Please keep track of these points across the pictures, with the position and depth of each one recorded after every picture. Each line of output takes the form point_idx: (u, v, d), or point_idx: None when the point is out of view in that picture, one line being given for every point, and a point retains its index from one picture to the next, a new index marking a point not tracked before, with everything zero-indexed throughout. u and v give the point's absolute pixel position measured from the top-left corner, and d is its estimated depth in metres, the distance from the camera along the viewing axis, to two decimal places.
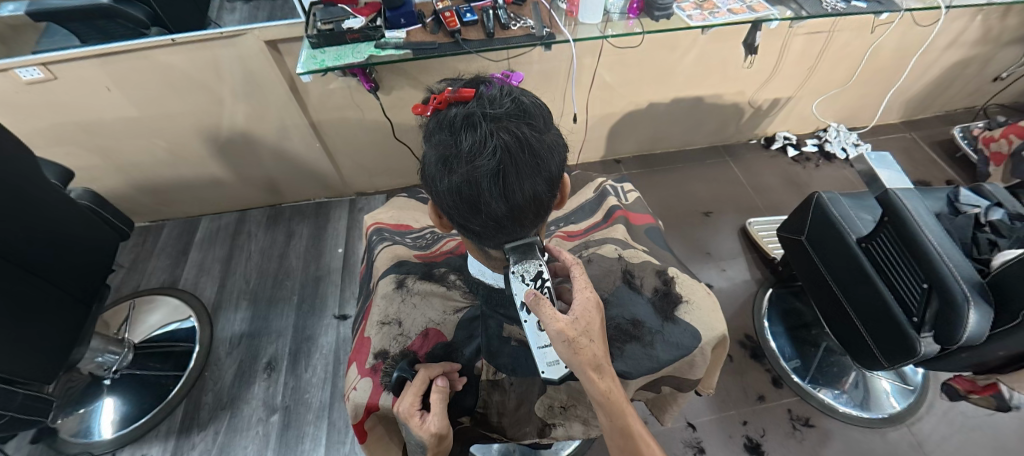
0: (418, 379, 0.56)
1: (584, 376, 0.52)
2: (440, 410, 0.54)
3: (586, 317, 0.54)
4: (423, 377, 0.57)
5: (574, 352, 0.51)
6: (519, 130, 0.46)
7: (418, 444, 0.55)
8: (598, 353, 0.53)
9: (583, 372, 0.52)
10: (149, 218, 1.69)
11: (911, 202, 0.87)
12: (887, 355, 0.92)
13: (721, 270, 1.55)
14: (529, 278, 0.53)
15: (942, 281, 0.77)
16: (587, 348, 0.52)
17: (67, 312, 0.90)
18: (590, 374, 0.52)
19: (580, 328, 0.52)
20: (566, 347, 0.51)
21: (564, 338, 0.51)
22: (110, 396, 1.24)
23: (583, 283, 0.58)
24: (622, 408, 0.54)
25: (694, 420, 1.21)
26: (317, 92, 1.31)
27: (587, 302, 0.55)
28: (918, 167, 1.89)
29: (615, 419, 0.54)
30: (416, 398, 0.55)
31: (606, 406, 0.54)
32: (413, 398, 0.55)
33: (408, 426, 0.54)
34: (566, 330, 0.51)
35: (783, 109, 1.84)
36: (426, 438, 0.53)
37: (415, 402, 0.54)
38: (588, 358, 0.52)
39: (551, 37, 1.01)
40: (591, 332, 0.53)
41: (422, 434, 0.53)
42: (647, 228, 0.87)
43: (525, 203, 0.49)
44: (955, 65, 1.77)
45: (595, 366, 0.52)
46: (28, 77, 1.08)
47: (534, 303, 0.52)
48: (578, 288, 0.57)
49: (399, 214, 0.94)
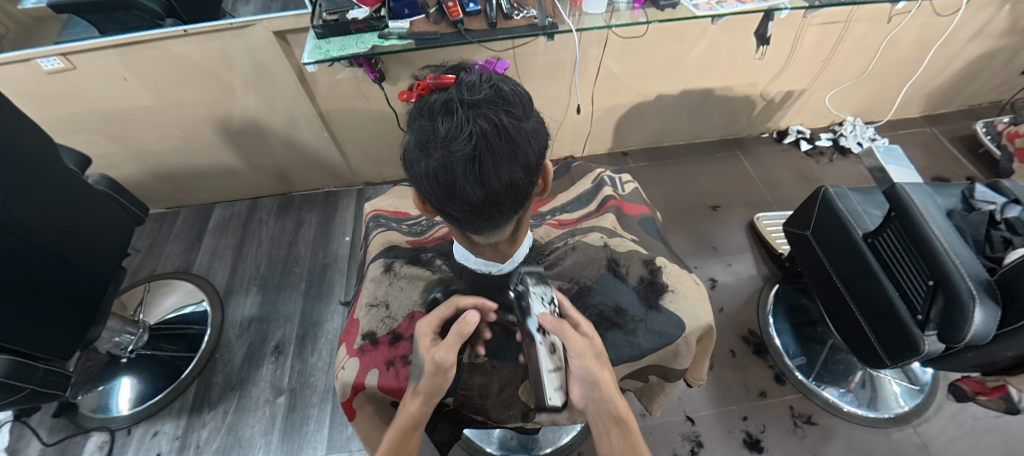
0: (440, 307, 0.57)
1: (584, 364, 0.54)
2: (450, 340, 0.51)
3: (592, 334, 0.58)
4: (450, 303, 0.57)
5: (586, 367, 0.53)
6: (497, 118, 0.46)
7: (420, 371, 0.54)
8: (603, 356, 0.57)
9: (588, 367, 0.54)
10: (165, 205, 1.74)
11: (919, 198, 0.85)
12: (891, 354, 0.90)
13: (727, 265, 1.53)
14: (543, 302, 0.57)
15: (948, 278, 0.75)
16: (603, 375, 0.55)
17: (82, 293, 0.94)
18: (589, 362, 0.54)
19: (595, 344, 0.56)
20: (589, 361, 0.54)
21: (588, 354, 0.54)
22: (126, 375, 1.29)
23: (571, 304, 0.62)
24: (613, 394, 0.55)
25: (693, 414, 1.21)
26: (325, 82, 1.33)
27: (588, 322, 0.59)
28: (937, 163, 1.83)
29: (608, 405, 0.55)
30: (433, 322, 0.56)
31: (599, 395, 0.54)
32: (430, 322, 0.56)
33: (420, 345, 0.55)
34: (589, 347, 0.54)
35: (797, 102, 1.79)
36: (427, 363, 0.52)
37: (430, 325, 0.55)
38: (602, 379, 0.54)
39: (554, 27, 1.00)
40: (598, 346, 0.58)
41: (426, 356, 0.53)
42: (640, 219, 0.87)
43: (501, 190, 0.49)
44: (980, 58, 1.70)
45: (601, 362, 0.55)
46: (50, 67, 1.13)
47: (556, 327, 0.54)
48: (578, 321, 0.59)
49: (398, 202, 0.95)
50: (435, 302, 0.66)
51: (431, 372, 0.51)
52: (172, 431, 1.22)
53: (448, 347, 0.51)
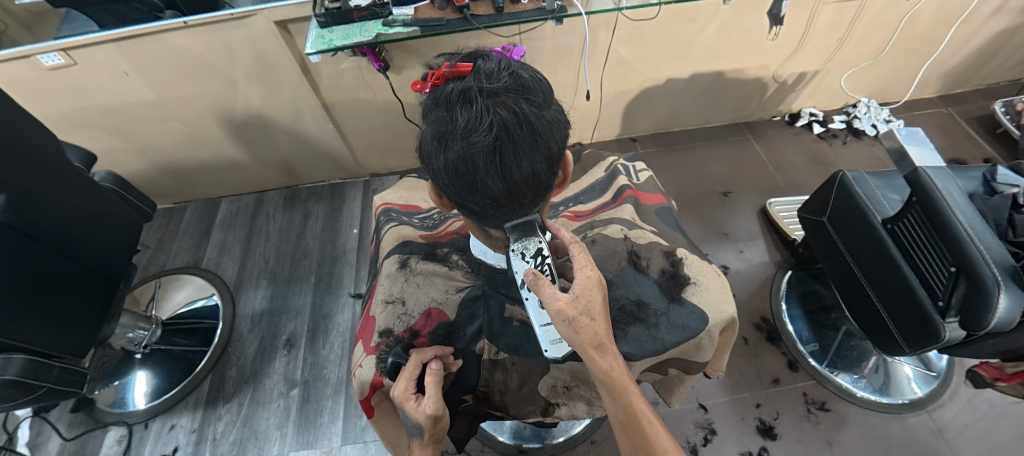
0: (410, 364, 0.57)
1: (585, 355, 0.53)
2: (435, 393, 0.56)
3: (587, 296, 0.53)
4: (416, 361, 0.57)
5: (574, 331, 0.52)
6: (518, 106, 0.45)
7: (415, 426, 0.57)
8: (599, 332, 0.53)
9: (584, 351, 0.52)
10: (172, 200, 1.74)
11: (942, 182, 0.82)
12: (909, 341, 0.89)
13: (739, 252, 1.51)
14: (529, 255, 0.54)
15: (971, 265, 0.73)
16: (588, 327, 0.52)
17: (94, 291, 0.94)
18: (591, 351, 0.52)
19: (581, 307, 0.52)
20: (566, 327, 0.51)
21: (563, 317, 0.51)
22: (141, 370, 1.31)
23: (583, 263, 0.57)
24: (625, 387, 0.54)
25: (706, 401, 1.21)
26: (328, 72, 1.30)
27: (588, 282, 0.54)
28: (954, 144, 1.78)
29: (619, 399, 0.54)
30: (409, 383, 0.56)
31: (608, 385, 0.54)
32: (407, 384, 0.56)
33: (405, 409, 0.56)
34: (566, 310, 0.51)
35: (810, 84, 1.75)
36: (422, 419, 0.55)
37: (409, 387, 0.56)
38: (588, 337, 0.52)
39: (563, 11, 0.97)
40: (591, 310, 0.53)
41: (419, 416, 0.55)
42: (657, 208, 0.85)
43: (522, 182, 0.48)
44: (1000, 35, 1.65)
45: (596, 344, 0.52)
46: (50, 63, 1.11)
47: (533, 282, 0.52)
48: (577, 267, 0.56)
49: (408, 195, 0.94)
50: (398, 342, 0.64)
51: (432, 420, 0.56)
52: (188, 424, 1.24)
53: (435, 401, 0.55)
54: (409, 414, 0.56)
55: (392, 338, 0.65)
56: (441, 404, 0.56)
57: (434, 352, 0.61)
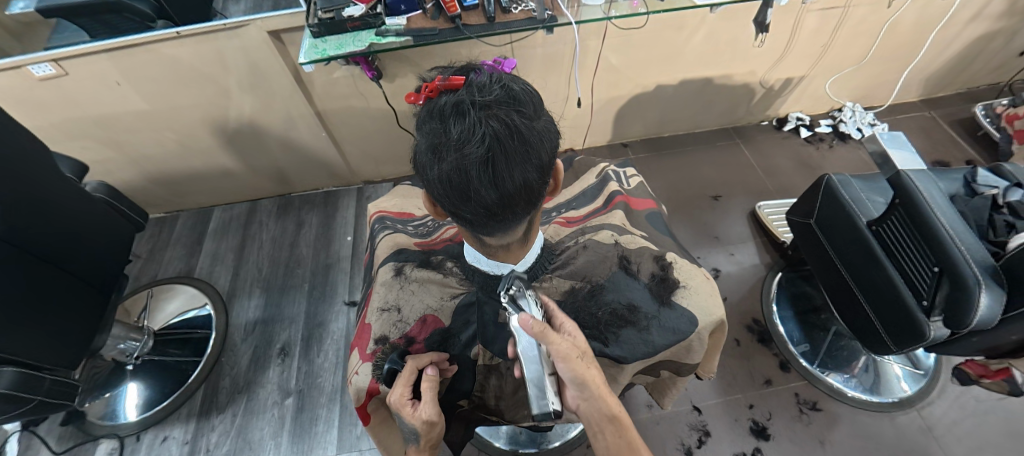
0: (407, 370, 0.57)
1: (588, 388, 0.56)
2: (431, 398, 0.56)
3: (578, 334, 0.58)
4: (412, 367, 0.58)
5: (581, 370, 0.55)
6: (509, 118, 0.46)
7: (411, 432, 0.58)
8: (595, 364, 0.57)
9: (588, 384, 0.55)
10: (163, 209, 1.73)
11: (924, 185, 0.84)
12: (896, 340, 0.91)
13: (730, 255, 1.53)
14: (531, 309, 0.57)
15: (953, 265, 0.75)
16: (589, 367, 0.56)
17: (86, 302, 0.93)
18: (596, 381, 0.56)
19: (581, 350, 0.56)
20: (573, 367, 0.54)
21: (572, 358, 0.54)
22: (133, 381, 1.29)
23: (559, 309, 0.62)
24: (614, 405, 0.58)
25: (700, 403, 1.22)
26: (321, 81, 1.31)
27: (575, 327, 0.59)
28: (937, 146, 1.83)
29: (613, 419, 0.58)
30: (406, 388, 0.57)
31: (605, 408, 0.57)
32: (403, 389, 0.56)
33: (401, 415, 0.56)
34: (573, 347, 0.55)
35: (796, 89, 1.79)
36: (418, 424, 0.56)
37: (406, 392, 0.56)
38: (591, 375, 0.56)
39: (553, 20, 0.99)
40: (585, 346, 0.58)
41: (415, 421, 0.55)
42: (647, 214, 0.87)
43: (515, 191, 0.49)
44: (978, 40, 1.70)
45: (597, 377, 0.57)
46: (41, 74, 1.11)
47: (544, 332, 0.54)
48: (562, 316, 0.60)
49: (402, 202, 0.95)
50: (393, 349, 0.65)
51: (428, 425, 0.56)
52: (181, 436, 1.22)
53: (432, 406, 0.56)
54: (405, 420, 0.56)
55: (386, 344, 0.66)
56: (438, 410, 0.57)
57: (430, 358, 0.61)
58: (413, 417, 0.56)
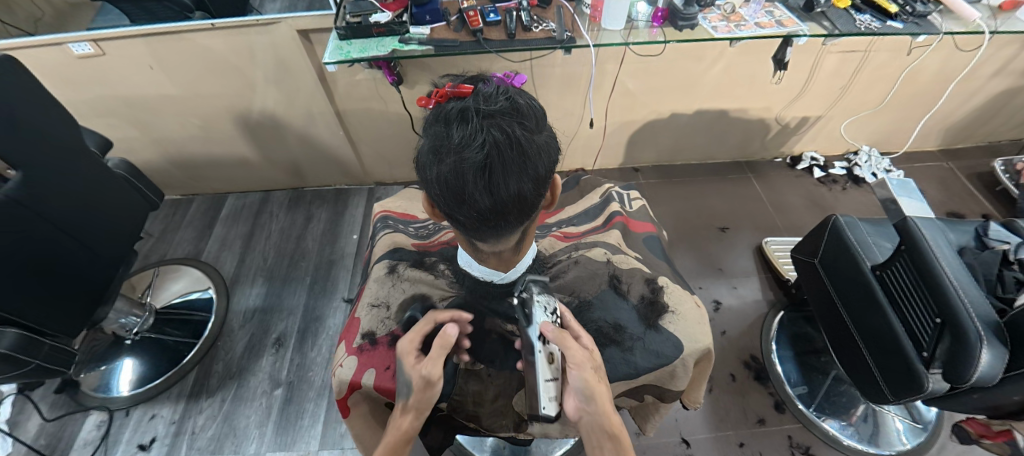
0: (421, 322, 0.61)
1: (597, 410, 0.56)
2: (435, 354, 0.56)
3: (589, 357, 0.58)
4: (430, 320, 0.61)
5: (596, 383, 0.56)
6: (511, 129, 0.47)
7: (406, 386, 0.57)
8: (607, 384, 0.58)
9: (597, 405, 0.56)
10: (179, 192, 1.78)
11: (930, 233, 0.84)
12: (894, 390, 0.88)
13: (732, 287, 1.52)
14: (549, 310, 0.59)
15: (956, 317, 0.74)
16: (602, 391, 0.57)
17: (95, 273, 0.96)
18: (603, 406, 0.56)
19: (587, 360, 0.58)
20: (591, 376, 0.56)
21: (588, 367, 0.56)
22: (129, 357, 1.31)
23: (590, 346, 0.61)
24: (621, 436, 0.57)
25: (689, 436, 1.20)
26: (344, 82, 1.35)
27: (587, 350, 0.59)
28: (953, 198, 1.80)
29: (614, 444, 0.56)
30: (414, 337, 0.59)
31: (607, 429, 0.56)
32: (411, 337, 0.59)
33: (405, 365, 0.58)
34: (588, 364, 0.57)
35: (813, 127, 1.78)
36: (417, 378, 0.56)
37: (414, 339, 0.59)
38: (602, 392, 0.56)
39: (571, 41, 1.01)
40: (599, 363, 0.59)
41: (413, 372, 0.56)
42: (645, 237, 0.87)
43: (508, 200, 0.50)
44: (1002, 94, 1.68)
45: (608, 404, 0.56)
46: (80, 52, 1.17)
47: (558, 336, 0.56)
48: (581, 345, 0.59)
49: (407, 204, 0.97)
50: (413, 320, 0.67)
51: (424, 386, 0.55)
52: (169, 416, 1.23)
53: (438, 363, 0.55)
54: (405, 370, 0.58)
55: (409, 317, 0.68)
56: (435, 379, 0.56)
57: (425, 323, 0.61)
58: (404, 407, 0.57)
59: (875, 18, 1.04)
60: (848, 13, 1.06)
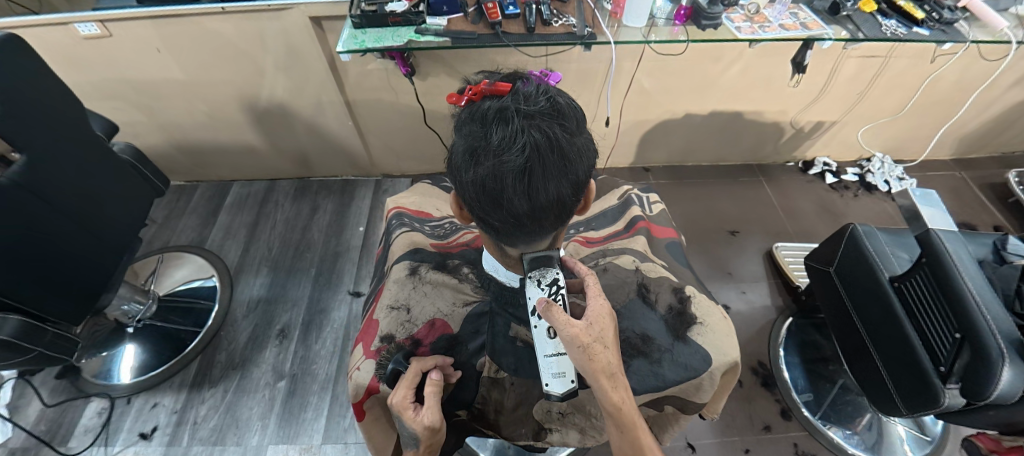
0: (410, 373, 0.57)
1: (597, 384, 0.52)
2: (434, 404, 0.56)
3: (599, 325, 0.53)
4: (416, 369, 0.58)
5: (588, 358, 0.51)
6: (551, 131, 0.45)
7: (410, 437, 0.56)
8: (611, 361, 0.52)
9: (596, 379, 0.52)
10: (184, 178, 1.76)
11: (953, 246, 0.82)
12: (908, 403, 0.87)
13: (742, 292, 1.51)
14: (544, 284, 0.54)
15: (976, 332, 0.73)
16: (602, 355, 0.52)
17: (99, 260, 0.94)
18: (603, 381, 0.51)
19: (595, 334, 0.52)
20: (579, 353, 0.51)
21: (577, 343, 0.50)
22: (130, 343, 1.30)
23: (596, 290, 0.57)
24: (633, 421, 0.54)
25: (694, 441, 1.19)
26: (355, 71, 1.33)
27: (600, 309, 0.54)
28: (966, 208, 1.78)
29: (626, 433, 0.54)
30: (408, 391, 0.56)
31: (616, 417, 0.53)
32: (405, 392, 0.55)
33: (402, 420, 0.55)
34: (580, 336, 0.50)
35: (827, 133, 1.76)
36: (420, 430, 0.54)
37: (408, 393, 0.55)
38: (601, 365, 0.51)
39: (592, 38, 0.99)
40: (604, 338, 0.53)
41: (416, 426, 0.54)
42: (667, 242, 0.86)
43: (546, 205, 0.48)
44: (1022, 105, 1.66)
45: (608, 373, 0.52)
46: (86, 33, 1.14)
47: (545, 309, 0.51)
48: (591, 295, 0.56)
49: (421, 201, 0.95)
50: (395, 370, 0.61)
51: (432, 435, 0.56)
52: (171, 405, 1.22)
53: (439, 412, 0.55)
54: (405, 425, 0.55)
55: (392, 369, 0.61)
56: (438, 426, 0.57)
57: (414, 374, 0.57)
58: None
59: (902, 24, 1.01)
60: (874, 18, 1.04)
